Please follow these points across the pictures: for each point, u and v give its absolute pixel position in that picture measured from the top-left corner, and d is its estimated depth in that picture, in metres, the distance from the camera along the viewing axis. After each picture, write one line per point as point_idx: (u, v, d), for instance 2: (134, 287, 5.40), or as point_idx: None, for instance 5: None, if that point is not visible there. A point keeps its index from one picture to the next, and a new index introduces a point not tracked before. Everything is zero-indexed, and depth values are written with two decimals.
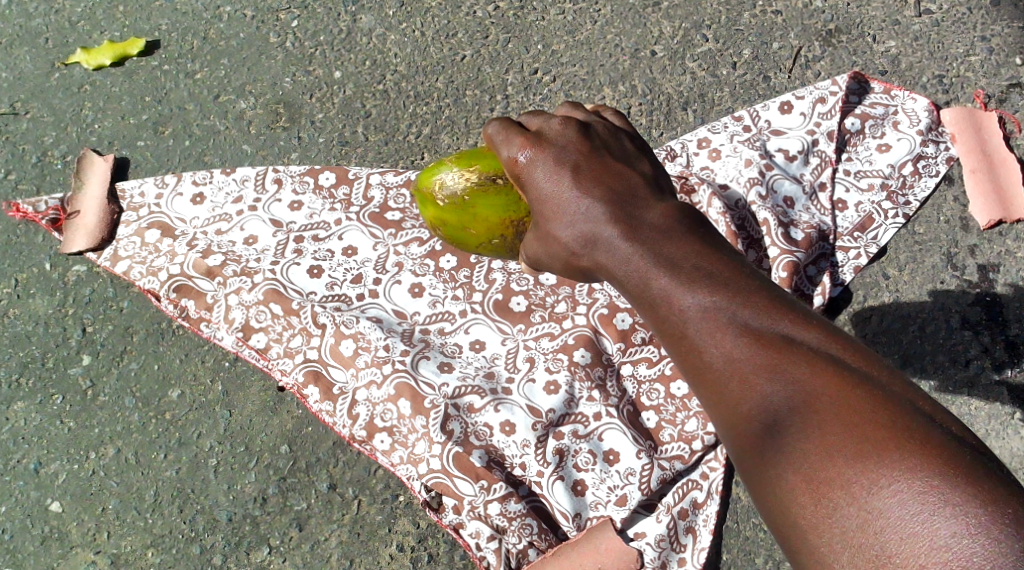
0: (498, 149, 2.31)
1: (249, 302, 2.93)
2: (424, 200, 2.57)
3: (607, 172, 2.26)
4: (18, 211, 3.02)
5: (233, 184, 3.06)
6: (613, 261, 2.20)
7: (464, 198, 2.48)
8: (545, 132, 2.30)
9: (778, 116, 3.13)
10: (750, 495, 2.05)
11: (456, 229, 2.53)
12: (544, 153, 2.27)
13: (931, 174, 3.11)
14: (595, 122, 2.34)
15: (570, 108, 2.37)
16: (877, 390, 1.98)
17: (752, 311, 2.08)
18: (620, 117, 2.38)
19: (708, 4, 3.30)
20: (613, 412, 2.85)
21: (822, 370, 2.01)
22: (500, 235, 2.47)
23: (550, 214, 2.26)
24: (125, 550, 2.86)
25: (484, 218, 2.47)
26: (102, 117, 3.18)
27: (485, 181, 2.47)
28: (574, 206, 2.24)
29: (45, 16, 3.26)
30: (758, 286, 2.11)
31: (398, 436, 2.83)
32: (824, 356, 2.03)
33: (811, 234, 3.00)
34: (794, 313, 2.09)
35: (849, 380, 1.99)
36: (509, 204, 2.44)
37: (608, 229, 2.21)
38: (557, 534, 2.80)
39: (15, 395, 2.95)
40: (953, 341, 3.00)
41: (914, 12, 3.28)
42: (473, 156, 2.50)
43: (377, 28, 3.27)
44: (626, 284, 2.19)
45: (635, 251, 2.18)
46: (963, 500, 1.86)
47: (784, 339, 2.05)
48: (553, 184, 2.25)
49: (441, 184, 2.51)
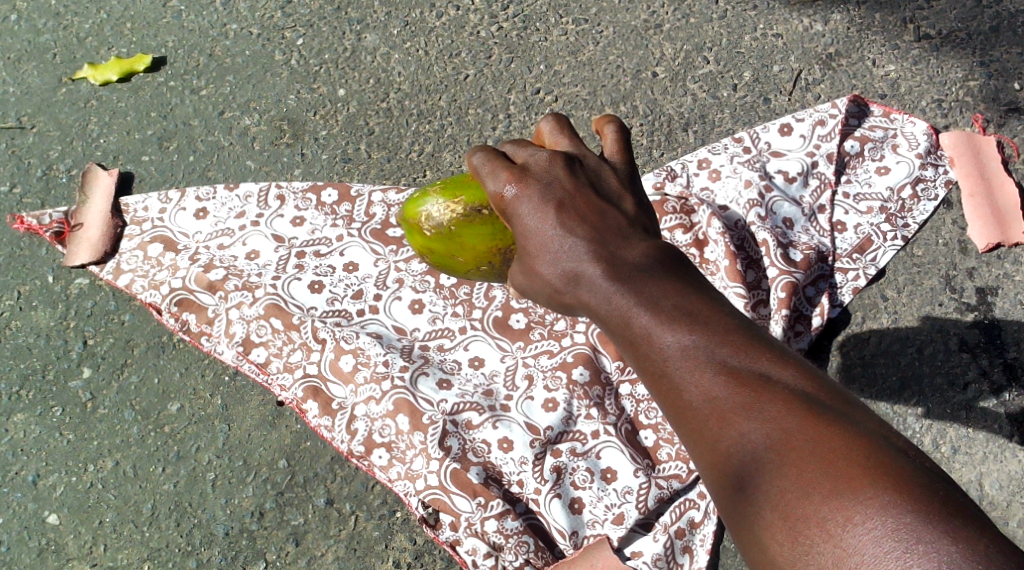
0: (483, 181, 2.25)
1: (249, 316, 2.94)
2: (413, 230, 2.55)
3: (591, 209, 2.21)
4: (22, 224, 3.05)
5: (236, 200, 3.08)
6: (594, 299, 2.17)
7: (451, 228, 2.46)
8: (532, 167, 2.24)
9: (778, 138, 3.16)
10: (727, 531, 2.05)
11: (443, 257, 2.51)
12: (530, 189, 2.22)
13: (930, 197, 3.12)
14: (582, 154, 2.28)
15: (558, 135, 2.32)
16: (851, 427, 1.99)
17: (730, 349, 2.09)
18: (618, 138, 2.31)
19: (709, 27, 3.33)
20: (610, 430, 2.85)
21: (799, 408, 2.02)
22: (488, 263, 2.45)
23: (533, 250, 2.22)
24: (122, 563, 2.87)
25: (471, 246, 2.44)
26: (108, 131, 3.20)
27: (471, 213, 2.44)
28: (557, 243, 2.20)
29: (53, 32, 3.29)
30: (736, 324, 2.13)
31: (396, 452, 2.84)
32: (801, 393, 2.04)
33: (810, 255, 3.02)
34: (771, 350, 2.10)
35: (825, 417, 2.01)
36: (494, 233, 2.42)
37: (591, 267, 2.18)
38: (553, 552, 2.79)
39: (16, 407, 2.96)
40: (951, 363, 3.01)
41: (913, 36, 3.31)
42: (459, 186, 2.49)
43: (382, 47, 3.30)
44: (606, 322, 2.17)
45: (617, 290, 2.16)
46: (936, 537, 1.88)
47: (761, 377, 2.06)
48: (538, 221, 2.21)
49: (427, 215, 2.49)
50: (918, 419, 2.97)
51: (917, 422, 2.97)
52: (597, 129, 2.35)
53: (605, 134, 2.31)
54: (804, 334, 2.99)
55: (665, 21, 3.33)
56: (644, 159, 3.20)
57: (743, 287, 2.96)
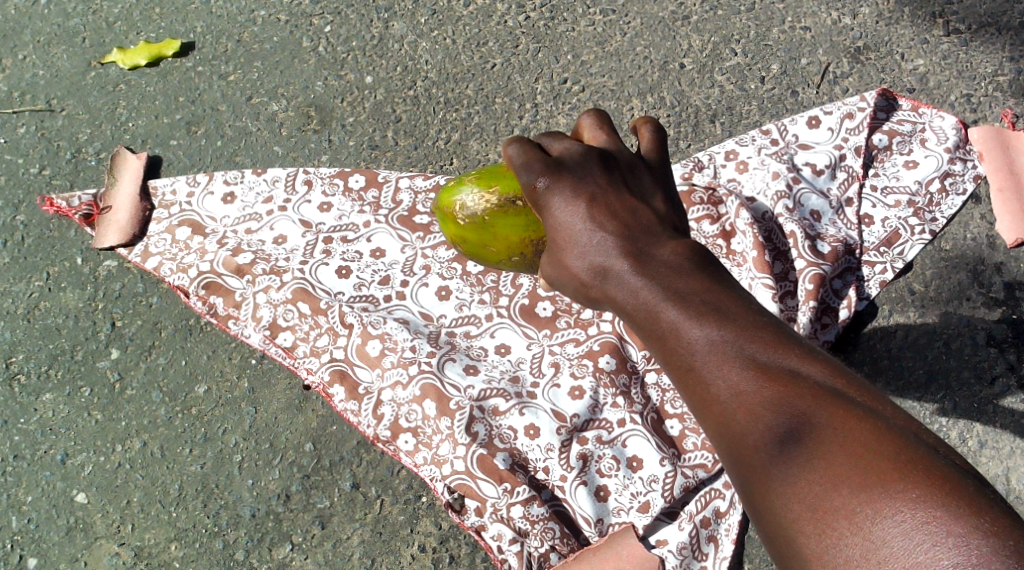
0: (517, 172, 2.23)
1: (277, 301, 2.96)
2: (446, 219, 2.55)
3: (622, 206, 2.20)
4: (52, 206, 3.06)
5: (264, 184, 3.09)
6: (622, 295, 2.15)
7: (485, 218, 2.46)
8: (566, 160, 2.23)
9: (806, 130, 3.14)
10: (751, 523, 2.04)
11: (476, 247, 2.51)
12: (563, 182, 2.21)
13: (958, 192, 3.11)
14: (617, 151, 2.27)
15: (595, 125, 2.30)
16: (881, 423, 1.97)
17: (759, 345, 2.06)
18: (655, 139, 2.30)
19: (737, 19, 3.33)
20: (637, 418, 2.86)
21: (828, 404, 2.00)
22: (520, 253, 2.44)
23: (562, 243, 2.21)
24: (149, 543, 2.88)
25: (504, 237, 2.45)
26: (137, 116, 3.21)
27: (505, 203, 2.45)
28: (587, 238, 2.19)
29: (83, 16, 3.31)
30: (764, 320, 2.09)
31: (422, 437, 2.84)
32: (830, 389, 2.02)
33: (838, 247, 3.01)
34: (800, 347, 2.07)
35: (854, 413, 1.98)
36: (527, 225, 2.42)
37: (619, 262, 2.16)
38: (578, 539, 2.80)
39: (45, 386, 2.97)
40: (978, 357, 3.01)
41: (943, 31, 3.31)
42: (494, 176, 2.49)
43: (409, 35, 3.30)
44: (633, 316, 2.14)
45: (645, 285, 2.13)
46: (965, 530, 1.86)
47: (791, 373, 2.03)
48: (568, 215, 2.20)
49: (461, 204, 2.49)
50: (945, 414, 2.97)
51: (943, 416, 2.97)
52: (635, 126, 2.33)
53: (643, 133, 2.30)
54: (831, 326, 2.99)
55: (693, 13, 3.33)
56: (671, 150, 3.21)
57: (770, 277, 2.96)
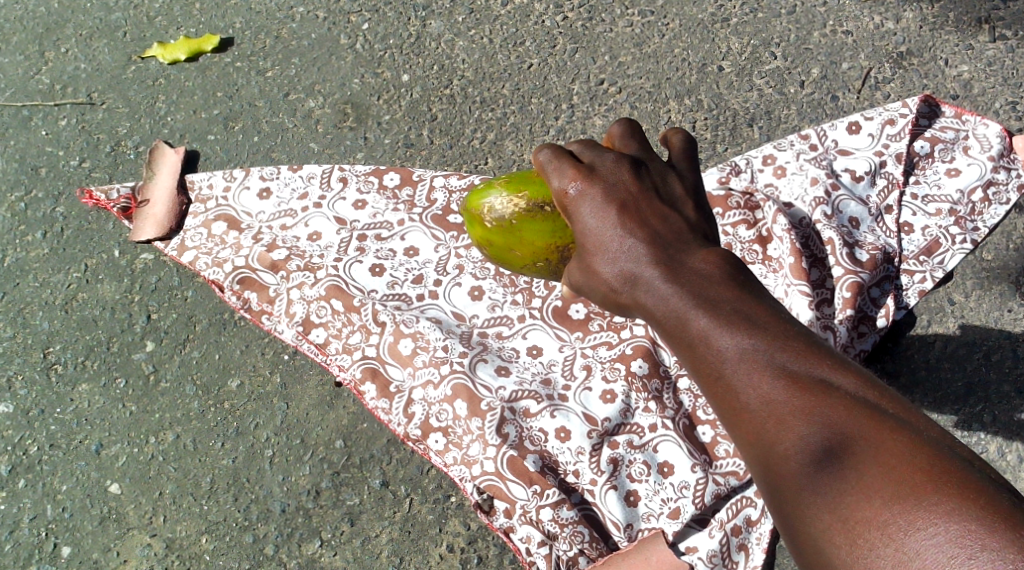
0: (548, 177, 2.23)
1: (311, 297, 2.96)
2: (474, 220, 2.53)
3: (653, 213, 2.18)
4: (91, 198, 3.07)
5: (300, 181, 3.09)
6: (652, 301, 2.13)
7: (513, 222, 2.44)
8: (598, 167, 2.21)
9: (846, 136, 3.10)
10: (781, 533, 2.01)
11: (501, 251, 2.50)
12: (593, 188, 2.19)
13: (1002, 201, 3.06)
14: (649, 159, 2.25)
15: (626, 133, 2.29)
16: (915, 435, 1.94)
17: (791, 354, 2.03)
18: (684, 150, 2.29)
19: (778, 22, 3.30)
20: (668, 424, 2.83)
21: (860, 415, 1.97)
22: (545, 259, 2.44)
23: (593, 249, 2.19)
24: (180, 535, 2.89)
25: (530, 242, 2.43)
26: (175, 110, 3.23)
27: (533, 208, 2.42)
28: (618, 244, 2.16)
29: (124, 11, 3.33)
30: (796, 330, 2.07)
31: (453, 437, 2.83)
32: (862, 400, 1.99)
33: (876, 255, 2.97)
34: (832, 357, 2.04)
35: (887, 424, 1.95)
36: (555, 230, 2.40)
37: (649, 269, 2.14)
38: (607, 543, 2.78)
39: (81, 376, 2.99)
40: (1019, 370, 2.97)
41: (989, 37, 3.26)
42: (524, 181, 2.47)
43: (446, 34, 3.30)
44: (663, 323, 2.12)
45: (676, 292, 2.10)
46: (1001, 544, 1.82)
47: (822, 383, 2.00)
48: (598, 221, 2.18)
49: (489, 207, 2.47)
50: (984, 427, 2.93)
51: (983, 429, 2.93)
52: (664, 137, 2.33)
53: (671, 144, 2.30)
54: (868, 335, 2.95)
55: (733, 15, 3.31)
56: (707, 154, 3.18)
57: (807, 284, 2.92)
